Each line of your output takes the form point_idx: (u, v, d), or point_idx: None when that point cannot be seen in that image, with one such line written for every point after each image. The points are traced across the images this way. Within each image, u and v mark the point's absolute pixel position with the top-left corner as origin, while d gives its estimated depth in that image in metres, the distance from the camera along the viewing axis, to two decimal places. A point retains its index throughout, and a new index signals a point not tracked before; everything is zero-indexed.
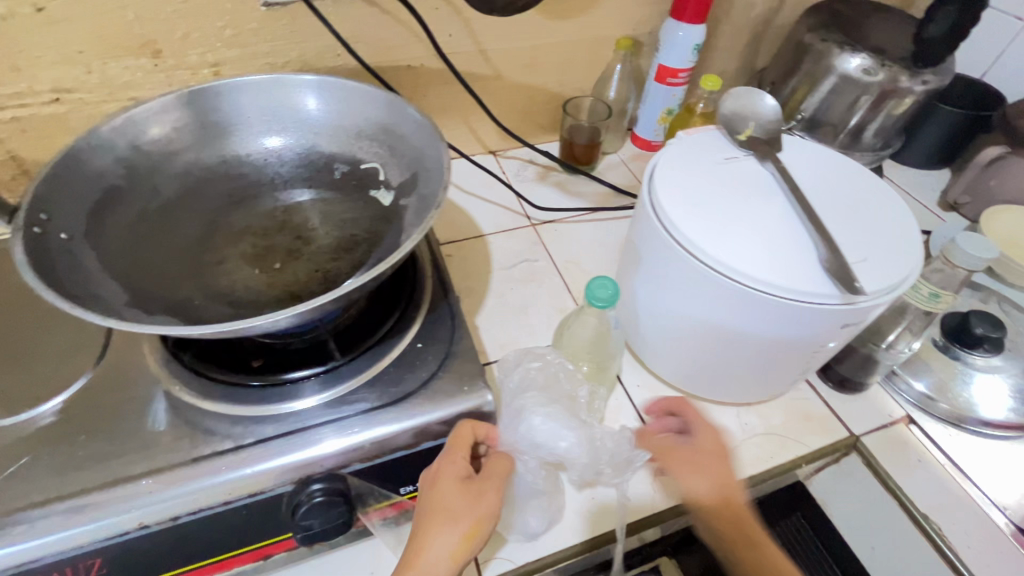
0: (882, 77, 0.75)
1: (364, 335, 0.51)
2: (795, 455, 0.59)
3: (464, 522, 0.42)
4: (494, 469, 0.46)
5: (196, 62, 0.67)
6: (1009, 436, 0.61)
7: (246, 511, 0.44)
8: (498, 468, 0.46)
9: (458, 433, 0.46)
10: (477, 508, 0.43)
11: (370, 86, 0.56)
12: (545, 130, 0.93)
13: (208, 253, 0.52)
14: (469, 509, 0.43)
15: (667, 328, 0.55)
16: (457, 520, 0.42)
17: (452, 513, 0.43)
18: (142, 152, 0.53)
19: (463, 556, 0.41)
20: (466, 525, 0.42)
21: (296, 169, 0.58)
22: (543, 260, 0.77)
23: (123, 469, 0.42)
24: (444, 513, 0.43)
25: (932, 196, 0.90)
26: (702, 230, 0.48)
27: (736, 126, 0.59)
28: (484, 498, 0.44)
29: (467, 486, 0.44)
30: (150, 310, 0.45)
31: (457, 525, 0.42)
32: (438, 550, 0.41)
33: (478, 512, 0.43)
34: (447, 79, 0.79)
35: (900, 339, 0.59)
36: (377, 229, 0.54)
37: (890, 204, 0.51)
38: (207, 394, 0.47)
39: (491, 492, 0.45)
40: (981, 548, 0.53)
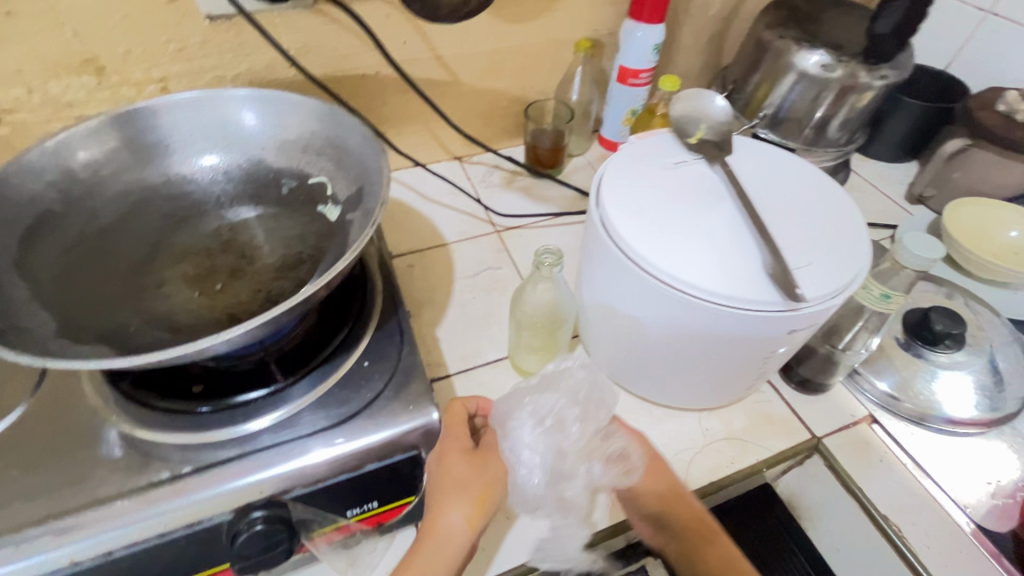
0: (841, 74, 0.74)
1: (310, 356, 0.50)
2: (756, 459, 0.58)
3: (475, 489, 0.45)
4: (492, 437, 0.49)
5: (141, 78, 0.66)
6: (972, 432, 0.61)
7: (184, 542, 0.43)
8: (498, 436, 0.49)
9: (453, 412, 0.50)
10: (484, 473, 0.46)
11: (312, 99, 0.55)
12: (510, 134, 0.92)
13: (148, 276, 0.51)
14: (478, 475, 0.46)
15: (620, 336, 0.54)
16: (467, 487, 0.45)
17: (458, 482, 0.45)
18: (76, 176, 0.52)
19: (479, 520, 0.44)
20: (476, 491, 0.45)
21: (241, 186, 0.58)
22: (507, 267, 0.76)
23: (55, 504, 0.41)
24: (454, 482, 0.45)
25: (900, 189, 0.90)
26: (647, 238, 0.47)
27: (687, 129, 0.59)
28: (489, 465, 0.47)
29: (472, 455, 0.47)
30: (81, 339, 0.43)
31: (467, 492, 0.45)
32: (452, 517, 0.44)
33: (486, 478, 0.46)
34: (404, 87, 0.78)
35: (857, 339, 0.59)
36: (322, 245, 0.53)
37: (839, 205, 0.51)
38: (146, 422, 0.46)
39: (495, 459, 0.47)
40: (940, 548, 0.53)
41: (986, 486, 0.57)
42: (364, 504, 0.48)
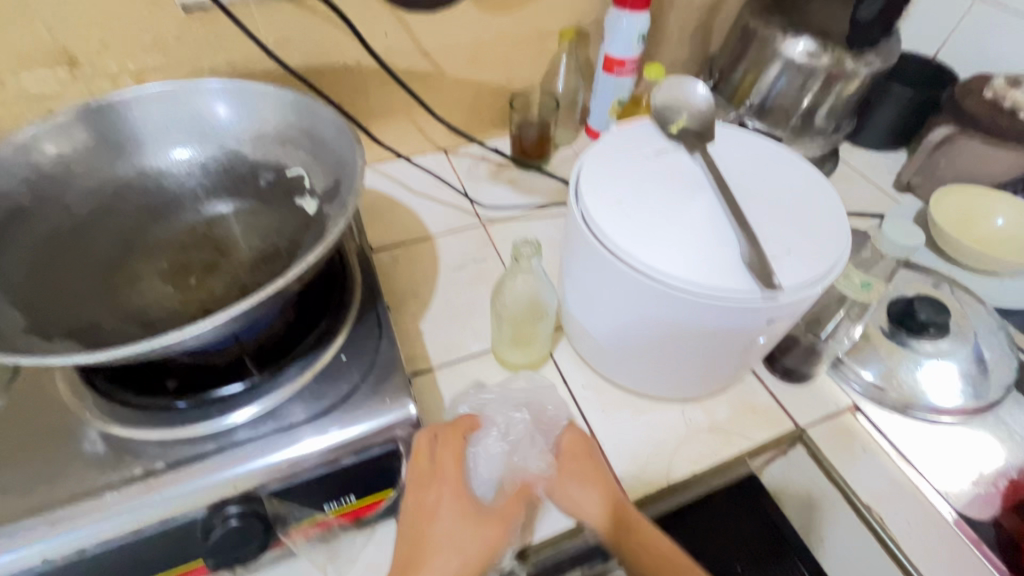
0: (827, 61, 0.73)
1: (286, 350, 0.49)
2: (738, 449, 0.58)
3: (464, 559, 0.47)
4: (506, 509, 0.50)
5: (116, 70, 0.65)
6: (957, 421, 0.60)
7: (159, 539, 0.43)
8: (513, 509, 0.51)
9: (444, 457, 0.49)
10: (482, 544, 0.48)
11: (287, 91, 0.54)
12: (495, 125, 0.91)
13: (122, 272, 0.51)
14: (473, 545, 0.48)
15: (601, 328, 0.54)
16: (460, 556, 0.47)
17: (448, 548, 0.47)
18: (46, 170, 0.51)
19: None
20: (466, 561, 0.47)
21: (217, 180, 0.57)
22: (492, 259, 0.75)
23: (27, 502, 0.41)
24: (446, 549, 0.47)
25: (889, 178, 0.89)
26: (623, 229, 0.47)
27: (668, 118, 0.58)
28: (490, 535, 0.48)
29: (471, 521, 0.48)
30: (51, 336, 0.43)
31: (459, 561, 0.46)
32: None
33: (483, 551, 0.48)
34: (386, 78, 0.77)
35: (839, 328, 0.60)
36: (298, 239, 0.53)
37: (819, 193, 0.50)
38: (120, 419, 0.45)
39: (495, 529, 0.49)
40: (920, 535, 0.53)
41: (969, 474, 0.58)
42: (341, 499, 0.47)
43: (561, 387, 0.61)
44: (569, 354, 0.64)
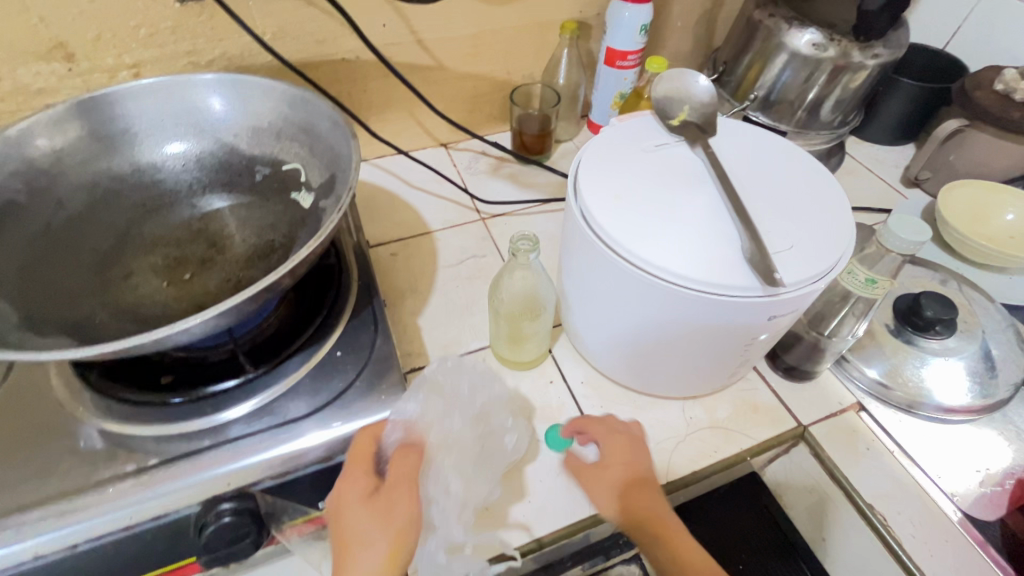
0: (833, 53, 0.72)
1: (281, 345, 0.49)
2: (739, 448, 0.57)
3: (375, 548, 0.39)
4: (400, 474, 0.43)
5: (113, 64, 0.64)
6: (963, 420, 0.59)
7: (152, 534, 0.42)
8: (410, 469, 0.43)
9: (356, 445, 0.44)
10: (392, 524, 0.40)
11: (283, 83, 0.54)
12: (496, 120, 0.91)
13: (116, 267, 0.51)
14: (383, 523, 0.40)
15: (600, 324, 0.53)
16: (368, 545, 0.39)
17: (365, 540, 0.40)
18: (40, 164, 0.50)
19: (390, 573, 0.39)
20: (382, 548, 0.39)
21: (213, 174, 0.57)
22: (491, 255, 0.75)
23: (19, 497, 0.41)
24: (360, 537, 0.40)
25: (896, 172, 0.88)
26: (621, 223, 0.46)
27: (669, 111, 0.57)
28: (398, 510, 0.41)
29: (369, 506, 0.41)
30: (43, 331, 0.43)
31: (371, 552, 0.39)
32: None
33: (394, 526, 0.40)
34: (385, 71, 0.77)
35: (844, 325, 0.58)
36: (294, 234, 0.53)
37: (822, 187, 0.49)
38: (114, 415, 0.45)
39: (401, 502, 0.41)
40: (925, 536, 0.52)
41: (975, 474, 0.56)
42: None
43: (560, 384, 0.61)
44: (568, 349, 0.64)
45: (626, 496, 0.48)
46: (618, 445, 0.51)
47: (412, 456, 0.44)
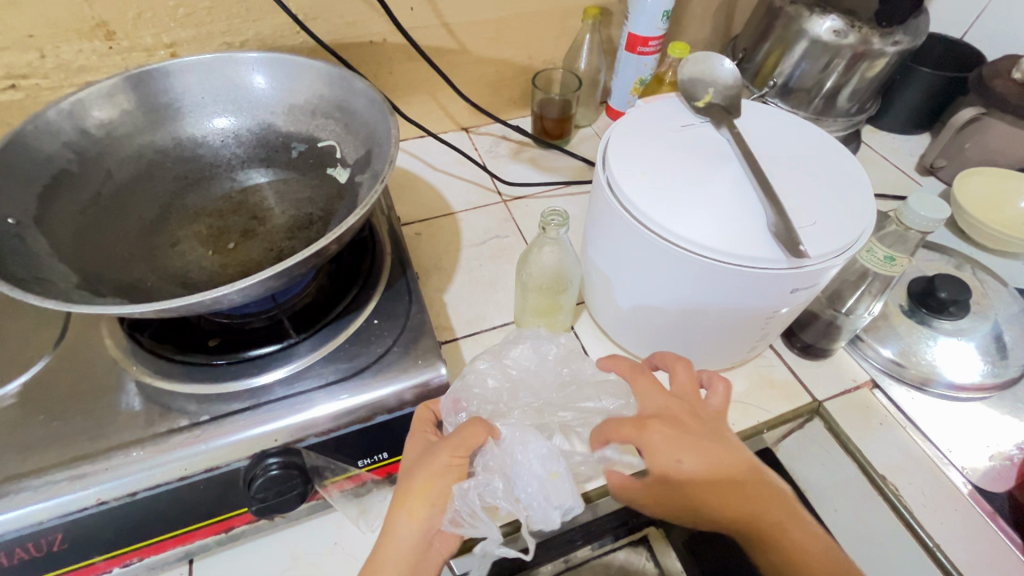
0: (853, 40, 0.73)
1: (320, 313, 0.51)
2: (756, 420, 0.59)
3: (414, 486, 0.43)
4: (460, 437, 0.44)
5: (151, 43, 0.66)
6: (975, 398, 0.61)
7: (203, 485, 0.45)
8: (471, 433, 0.45)
9: (418, 413, 0.49)
10: (428, 467, 0.44)
11: (321, 63, 0.55)
12: (516, 104, 0.92)
13: (162, 235, 0.53)
14: (423, 468, 0.44)
15: (624, 298, 0.55)
16: (410, 482, 0.44)
17: (410, 488, 0.43)
18: (91, 136, 0.53)
19: (421, 513, 0.43)
20: (417, 485, 0.43)
21: (251, 150, 0.59)
22: (513, 235, 0.76)
23: (80, 448, 0.43)
24: (407, 486, 0.44)
25: (911, 161, 0.89)
26: (651, 198, 0.47)
27: (694, 94, 0.59)
28: (435, 458, 0.44)
29: (422, 458, 0.45)
30: (101, 292, 0.45)
31: (410, 486, 0.44)
32: (401, 511, 0.43)
33: (431, 470, 0.44)
34: (411, 54, 0.78)
35: (860, 303, 0.60)
36: (331, 207, 0.55)
37: (846, 167, 0.50)
38: (165, 374, 0.47)
39: (442, 452, 0.44)
40: (935, 506, 0.54)
41: (985, 449, 0.58)
42: (374, 456, 0.50)
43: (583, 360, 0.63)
44: (590, 327, 0.66)
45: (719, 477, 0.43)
46: (686, 372, 0.49)
47: (475, 423, 0.45)
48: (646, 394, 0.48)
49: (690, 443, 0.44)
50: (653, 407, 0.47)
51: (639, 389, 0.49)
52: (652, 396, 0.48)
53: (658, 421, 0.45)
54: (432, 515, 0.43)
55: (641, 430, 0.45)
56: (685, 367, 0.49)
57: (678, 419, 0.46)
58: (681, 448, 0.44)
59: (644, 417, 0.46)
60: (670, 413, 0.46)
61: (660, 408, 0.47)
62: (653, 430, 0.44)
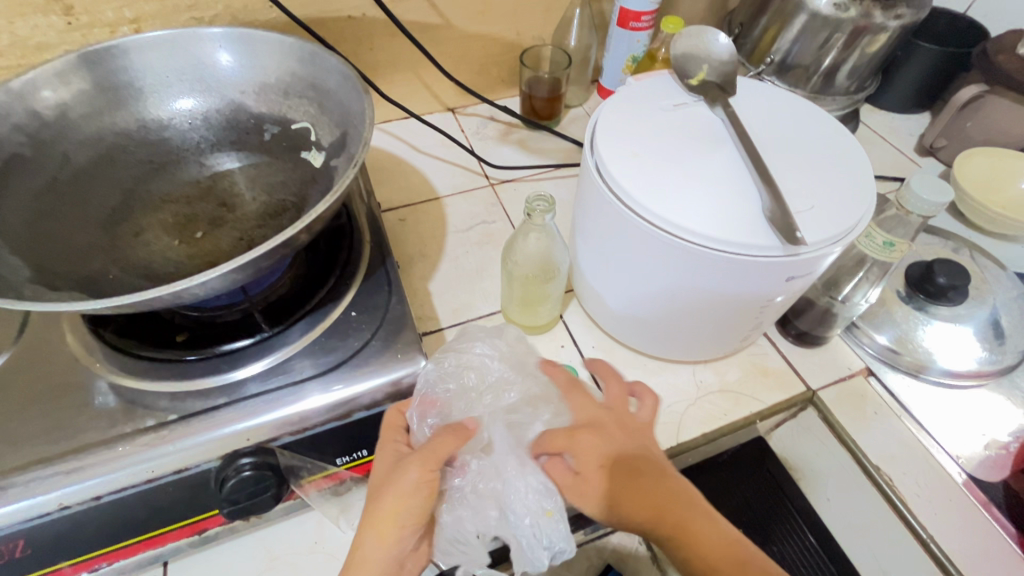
0: (854, 14, 0.69)
1: (294, 305, 0.49)
2: (748, 411, 0.58)
3: (383, 509, 0.42)
4: (432, 450, 0.43)
5: (113, 18, 0.62)
6: (971, 385, 0.60)
7: (173, 487, 0.43)
8: (442, 446, 0.43)
9: (387, 419, 0.47)
10: (398, 487, 0.42)
11: (291, 38, 0.52)
12: (504, 83, 0.89)
13: (126, 225, 0.51)
14: (393, 486, 0.42)
15: (612, 286, 0.53)
16: (378, 502, 0.42)
17: (378, 507, 0.42)
18: (44, 117, 0.49)
19: (390, 536, 0.42)
20: (386, 507, 0.42)
21: (220, 133, 0.56)
22: (500, 221, 0.74)
23: (40, 451, 0.41)
24: (375, 503, 0.42)
25: (910, 141, 0.86)
26: (640, 182, 0.45)
27: (688, 71, 0.57)
28: (406, 476, 0.42)
29: (392, 473, 0.43)
30: (57, 286, 0.42)
31: (378, 507, 0.42)
32: (370, 535, 0.41)
33: (401, 490, 0.42)
34: (392, 30, 0.74)
35: (857, 290, 0.58)
36: (305, 194, 0.52)
37: (846, 148, 0.48)
38: (131, 371, 0.45)
39: (413, 468, 0.42)
40: (930, 497, 0.53)
41: (980, 437, 0.57)
42: (354, 453, 0.48)
43: (570, 347, 0.62)
44: (579, 316, 0.64)
45: (627, 471, 0.44)
46: (617, 386, 0.51)
47: (450, 434, 0.44)
48: (581, 407, 0.49)
49: (612, 447, 0.45)
50: (584, 417, 0.48)
51: (572, 403, 0.49)
52: (585, 408, 0.48)
53: (587, 429, 0.46)
54: (402, 536, 0.42)
55: (571, 436, 0.46)
56: (617, 381, 0.51)
57: (604, 432, 0.47)
58: (597, 448, 0.45)
59: (576, 426, 0.47)
60: (600, 423, 0.47)
61: (588, 419, 0.48)
62: (582, 438, 0.46)
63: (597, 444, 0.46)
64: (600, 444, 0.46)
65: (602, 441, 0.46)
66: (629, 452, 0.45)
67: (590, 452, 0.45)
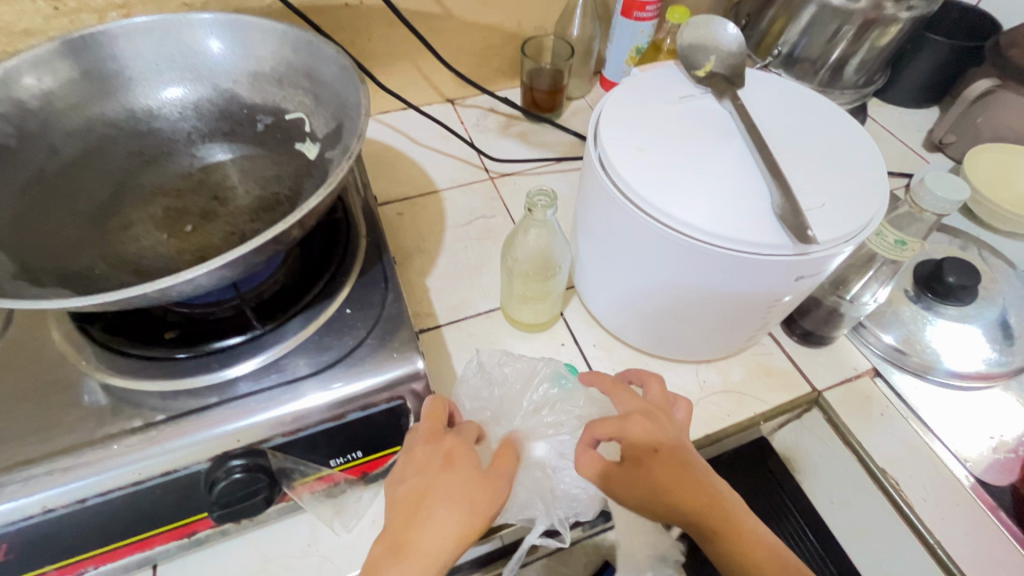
0: (864, 5, 0.67)
1: (288, 303, 0.48)
2: (752, 411, 0.56)
3: (476, 516, 0.39)
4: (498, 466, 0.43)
5: (101, 3, 0.60)
6: (980, 387, 0.59)
7: (162, 490, 0.42)
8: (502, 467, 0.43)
9: (436, 406, 0.45)
10: (486, 502, 0.40)
11: (285, 25, 0.50)
12: (505, 74, 0.87)
13: (114, 218, 0.49)
14: (481, 499, 0.40)
15: (617, 283, 0.52)
16: (462, 511, 0.39)
17: (465, 511, 0.39)
18: (28, 107, 0.47)
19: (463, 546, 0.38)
20: (477, 518, 0.39)
21: (212, 123, 0.54)
22: (500, 215, 0.72)
23: (24, 452, 0.39)
24: (459, 505, 0.39)
25: (918, 136, 0.85)
26: (647, 177, 0.43)
27: (694, 62, 0.55)
28: (492, 491, 0.41)
29: (476, 481, 0.41)
30: (41, 282, 0.41)
31: (466, 517, 0.39)
32: (440, 528, 0.38)
33: (484, 504, 0.40)
34: (389, 19, 0.72)
35: (866, 289, 0.58)
36: (299, 187, 0.51)
37: (859, 143, 0.46)
38: (119, 369, 0.44)
39: (497, 485, 0.42)
40: (937, 500, 0.52)
41: (987, 440, 0.56)
42: (348, 454, 0.46)
43: (571, 345, 0.60)
44: (580, 313, 0.63)
45: (682, 467, 0.40)
46: (660, 387, 0.48)
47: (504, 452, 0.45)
48: (626, 398, 0.45)
49: (663, 433, 0.41)
50: (634, 406, 0.44)
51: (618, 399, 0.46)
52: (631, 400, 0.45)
53: (643, 416, 0.43)
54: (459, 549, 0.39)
55: (622, 420, 0.42)
56: (658, 381, 0.48)
57: (657, 420, 0.43)
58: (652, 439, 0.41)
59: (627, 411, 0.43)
60: (651, 412, 0.44)
61: (639, 408, 0.44)
62: (634, 422, 0.42)
63: (652, 436, 0.41)
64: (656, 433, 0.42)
65: (658, 430, 0.42)
66: (685, 449, 0.41)
67: (652, 440, 0.41)
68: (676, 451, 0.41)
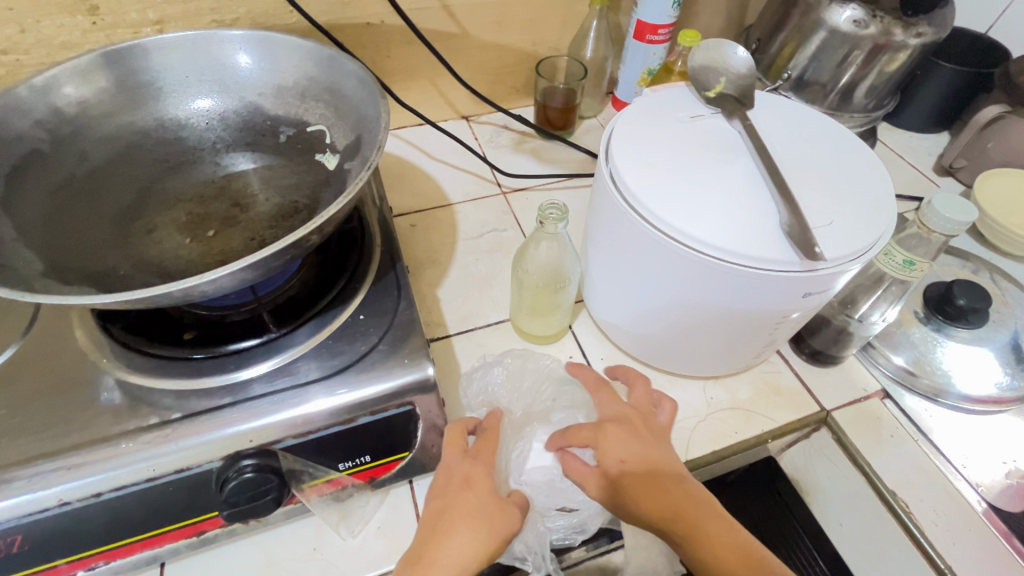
0: (873, 31, 0.69)
1: (303, 307, 0.49)
2: (760, 429, 0.56)
3: (493, 537, 0.41)
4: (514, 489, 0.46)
5: (137, 19, 0.63)
6: (991, 411, 0.58)
7: (174, 487, 0.42)
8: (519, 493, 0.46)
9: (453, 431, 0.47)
10: (503, 524, 0.42)
11: (310, 41, 0.52)
12: (519, 93, 0.89)
13: (139, 221, 0.51)
14: (496, 517, 0.42)
15: (625, 297, 0.52)
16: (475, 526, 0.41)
17: (480, 529, 0.41)
18: (64, 114, 0.50)
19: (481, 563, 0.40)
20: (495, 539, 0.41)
21: (236, 133, 0.57)
22: (512, 229, 0.73)
23: (43, 445, 0.41)
24: (472, 521, 0.41)
25: (929, 160, 0.85)
26: (657, 193, 0.44)
27: (705, 83, 0.56)
28: (508, 512, 0.43)
29: (489, 501, 0.43)
30: (69, 280, 0.42)
31: (481, 533, 0.40)
32: (452, 542, 0.39)
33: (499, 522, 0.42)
34: (408, 37, 0.75)
35: (874, 309, 0.57)
36: (318, 196, 0.53)
37: (867, 164, 0.47)
38: (138, 367, 0.45)
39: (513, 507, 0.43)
40: (948, 525, 0.51)
41: (1000, 465, 0.55)
42: (356, 458, 0.47)
43: (579, 358, 0.61)
44: (588, 327, 0.64)
45: (651, 472, 0.42)
46: (643, 390, 0.51)
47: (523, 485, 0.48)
48: (606, 404, 0.49)
49: (637, 442, 0.45)
50: (611, 413, 0.48)
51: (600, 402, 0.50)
52: (610, 404, 0.49)
53: (615, 423, 0.46)
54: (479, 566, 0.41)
55: (598, 431, 0.46)
56: (643, 384, 0.51)
57: (629, 426, 0.46)
58: (624, 448, 0.44)
59: (603, 420, 0.47)
60: (626, 419, 0.47)
61: (615, 414, 0.48)
62: (609, 430, 0.45)
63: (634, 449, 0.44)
64: (634, 444, 0.45)
65: (637, 440, 0.45)
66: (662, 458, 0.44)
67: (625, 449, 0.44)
68: (648, 458, 0.43)
